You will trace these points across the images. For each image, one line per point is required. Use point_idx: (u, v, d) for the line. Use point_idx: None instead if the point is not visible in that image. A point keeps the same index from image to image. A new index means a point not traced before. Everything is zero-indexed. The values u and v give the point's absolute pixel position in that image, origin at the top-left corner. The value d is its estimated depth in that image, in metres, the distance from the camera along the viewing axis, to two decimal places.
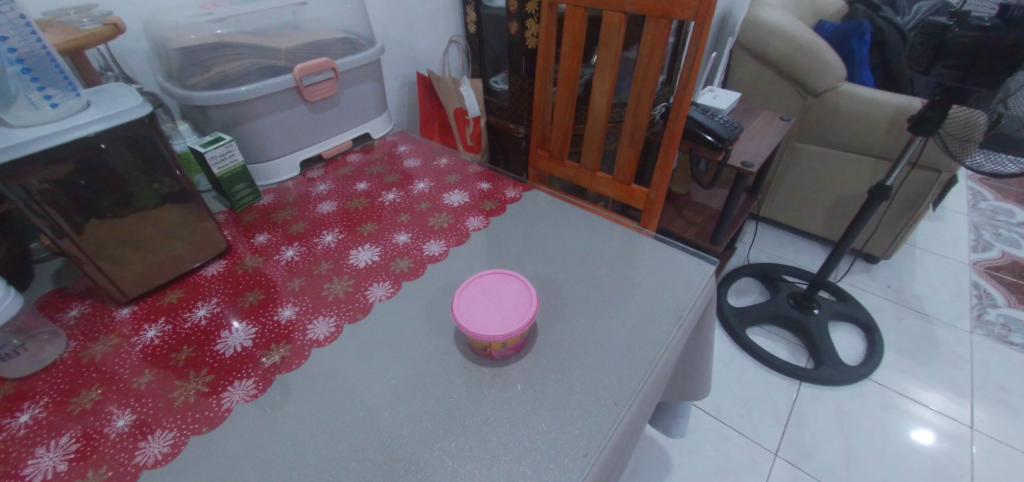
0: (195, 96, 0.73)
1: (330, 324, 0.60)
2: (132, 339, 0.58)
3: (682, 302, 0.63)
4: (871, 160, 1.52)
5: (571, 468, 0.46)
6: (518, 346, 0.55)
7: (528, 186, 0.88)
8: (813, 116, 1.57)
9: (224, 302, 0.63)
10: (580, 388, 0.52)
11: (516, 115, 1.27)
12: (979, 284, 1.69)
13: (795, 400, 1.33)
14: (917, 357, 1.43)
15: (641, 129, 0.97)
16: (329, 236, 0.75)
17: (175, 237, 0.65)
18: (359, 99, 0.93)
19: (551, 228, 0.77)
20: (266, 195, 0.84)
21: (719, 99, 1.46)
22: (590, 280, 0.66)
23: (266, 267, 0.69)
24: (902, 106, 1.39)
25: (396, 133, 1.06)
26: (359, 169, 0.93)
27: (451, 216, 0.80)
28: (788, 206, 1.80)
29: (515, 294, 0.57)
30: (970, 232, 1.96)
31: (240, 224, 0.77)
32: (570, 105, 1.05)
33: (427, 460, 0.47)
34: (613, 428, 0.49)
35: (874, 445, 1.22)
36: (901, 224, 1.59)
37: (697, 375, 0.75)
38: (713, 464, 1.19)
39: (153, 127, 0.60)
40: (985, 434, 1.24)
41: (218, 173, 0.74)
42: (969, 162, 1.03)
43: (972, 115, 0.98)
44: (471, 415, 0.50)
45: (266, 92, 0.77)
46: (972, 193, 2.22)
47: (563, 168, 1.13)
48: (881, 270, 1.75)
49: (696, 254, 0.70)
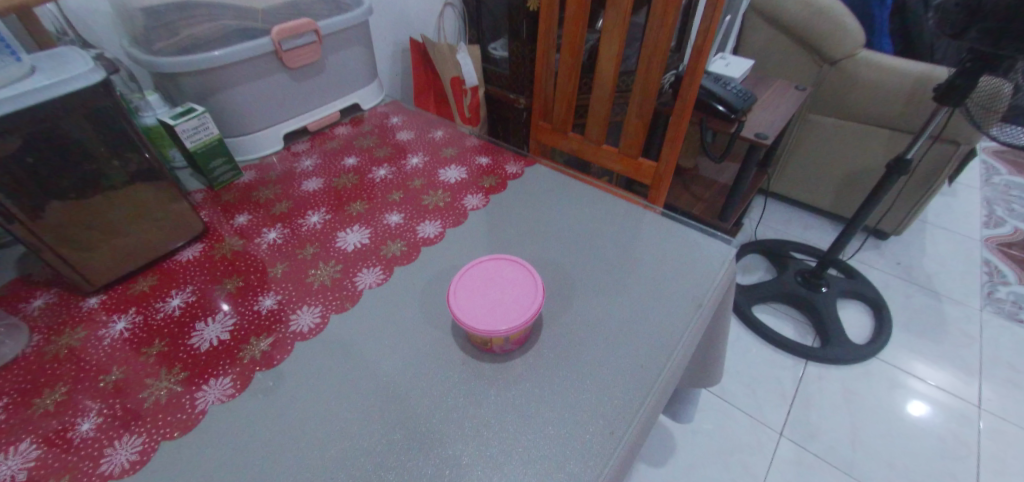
0: (160, 61, 0.65)
1: (315, 314, 0.55)
2: (100, 332, 0.53)
3: (700, 288, 0.58)
4: (887, 133, 1.45)
5: (581, 475, 0.42)
6: (522, 340, 0.51)
7: (531, 160, 0.82)
8: (828, 85, 1.50)
9: (201, 290, 0.58)
10: (590, 387, 0.48)
11: (517, 84, 1.20)
12: (990, 261, 1.65)
13: (801, 379, 1.31)
14: (926, 336, 1.40)
15: (651, 99, 0.90)
16: (315, 216, 0.69)
17: (146, 218, 0.59)
18: (346, 66, 0.86)
19: (555, 207, 0.71)
20: (247, 171, 0.78)
21: (731, 67, 1.38)
22: (598, 265, 0.61)
23: (246, 251, 0.64)
24: (923, 75, 1.32)
25: (388, 104, 0.99)
26: (347, 143, 0.87)
27: (447, 194, 0.74)
28: (796, 181, 1.74)
29: (519, 284, 0.51)
30: (982, 207, 1.91)
31: (220, 204, 0.72)
32: (574, 74, 0.98)
33: (421, 469, 0.42)
34: (629, 429, 0.44)
35: (880, 424, 1.20)
36: (916, 199, 1.53)
37: (708, 362, 0.72)
38: (716, 444, 1.17)
39: (108, 95, 0.53)
40: (992, 413, 1.22)
41: (190, 148, 0.68)
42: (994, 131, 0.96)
43: (999, 86, 0.89)
44: (470, 416, 0.46)
45: (242, 57, 0.69)
46: (985, 167, 2.15)
47: (567, 141, 1.07)
48: (891, 247, 1.70)
49: (713, 235, 0.65)
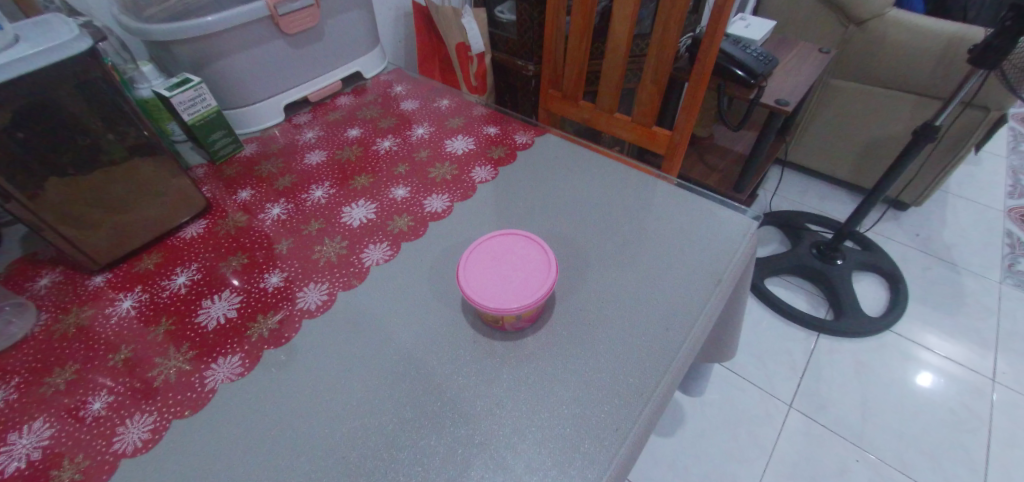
0: (152, 29, 0.62)
1: (322, 292, 0.53)
2: (107, 310, 0.53)
3: (719, 263, 0.55)
4: (914, 98, 1.38)
5: (595, 456, 0.41)
6: (534, 317, 0.49)
7: (541, 129, 0.79)
8: (853, 48, 1.42)
9: (207, 267, 0.57)
10: (604, 366, 0.46)
11: (525, 49, 1.14)
12: (1013, 232, 1.60)
13: (812, 352, 1.29)
14: (942, 308, 1.37)
15: (667, 64, 0.86)
16: (319, 191, 0.67)
17: (147, 194, 0.58)
18: (347, 31, 0.81)
19: (567, 179, 0.68)
20: (248, 144, 0.76)
21: (751, 29, 1.31)
22: (612, 239, 0.59)
23: (250, 227, 0.62)
24: (956, 36, 1.24)
25: (391, 72, 0.95)
26: (350, 113, 0.84)
27: (454, 167, 0.71)
28: (814, 150, 1.68)
29: (532, 260, 0.49)
30: (1008, 176, 1.84)
31: (222, 179, 0.70)
32: (586, 38, 0.92)
33: (432, 449, 0.42)
34: (644, 409, 0.43)
35: (892, 397, 1.19)
36: (941, 168, 1.46)
37: (723, 337, 0.70)
38: (725, 415, 1.18)
39: (96, 64, 0.51)
40: (1007, 386, 1.20)
41: (188, 121, 0.65)
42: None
43: None
44: (480, 396, 0.45)
45: (236, 23, 0.66)
46: (1013, 134, 2.06)
47: (578, 109, 1.03)
48: (911, 218, 1.66)
49: (732, 207, 0.62)
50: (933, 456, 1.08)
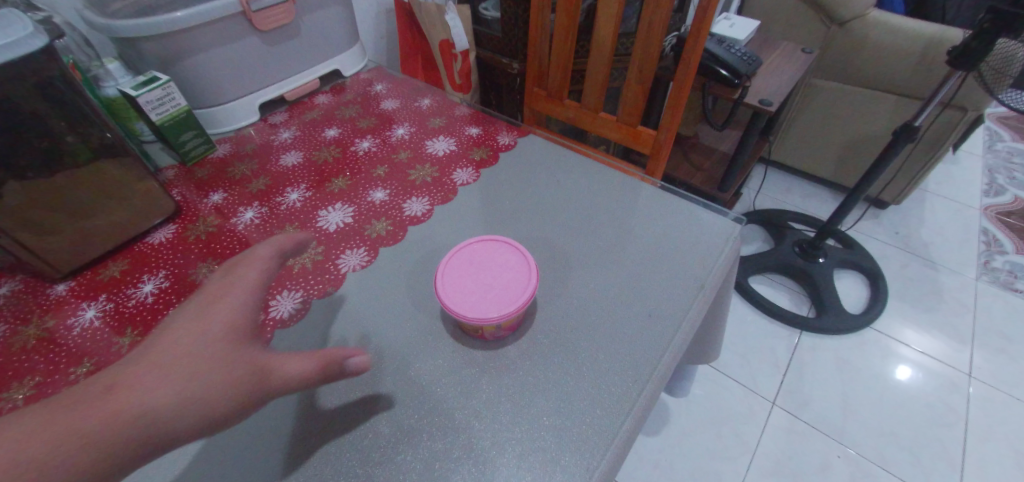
0: (117, 24, 0.60)
1: (296, 300, 0.52)
2: (69, 322, 0.51)
3: (702, 268, 0.55)
4: (894, 98, 1.40)
5: (576, 469, 0.40)
6: (514, 326, 0.48)
7: (525, 130, 0.78)
8: (835, 48, 1.44)
9: (176, 274, 0.55)
10: (587, 375, 0.45)
11: (509, 47, 1.13)
12: (988, 230, 1.64)
13: (795, 349, 1.31)
14: (921, 305, 1.40)
15: (652, 63, 0.85)
16: (294, 194, 0.65)
17: (112, 199, 0.55)
18: (325, 28, 0.79)
19: (550, 182, 0.67)
20: (221, 145, 0.74)
21: (735, 29, 1.31)
22: (595, 243, 0.58)
23: (223, 232, 0.60)
24: (935, 37, 1.26)
25: (372, 70, 0.93)
26: (328, 113, 0.81)
27: (435, 169, 0.70)
28: (797, 150, 1.69)
29: (512, 267, 0.48)
30: (983, 175, 1.88)
31: (193, 181, 0.68)
32: (570, 37, 0.91)
33: (408, 464, 0.40)
34: (625, 419, 0.42)
35: (872, 392, 1.21)
36: (920, 167, 1.49)
37: (706, 339, 0.70)
38: (710, 414, 1.18)
39: (53, 63, 0.48)
40: (982, 380, 1.23)
41: (156, 121, 0.63)
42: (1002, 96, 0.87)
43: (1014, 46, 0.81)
44: (459, 407, 0.44)
45: (207, 19, 0.63)
46: (989, 133, 2.11)
47: (563, 109, 1.02)
48: (890, 216, 1.68)
49: (715, 210, 0.62)
50: (913, 450, 1.10)
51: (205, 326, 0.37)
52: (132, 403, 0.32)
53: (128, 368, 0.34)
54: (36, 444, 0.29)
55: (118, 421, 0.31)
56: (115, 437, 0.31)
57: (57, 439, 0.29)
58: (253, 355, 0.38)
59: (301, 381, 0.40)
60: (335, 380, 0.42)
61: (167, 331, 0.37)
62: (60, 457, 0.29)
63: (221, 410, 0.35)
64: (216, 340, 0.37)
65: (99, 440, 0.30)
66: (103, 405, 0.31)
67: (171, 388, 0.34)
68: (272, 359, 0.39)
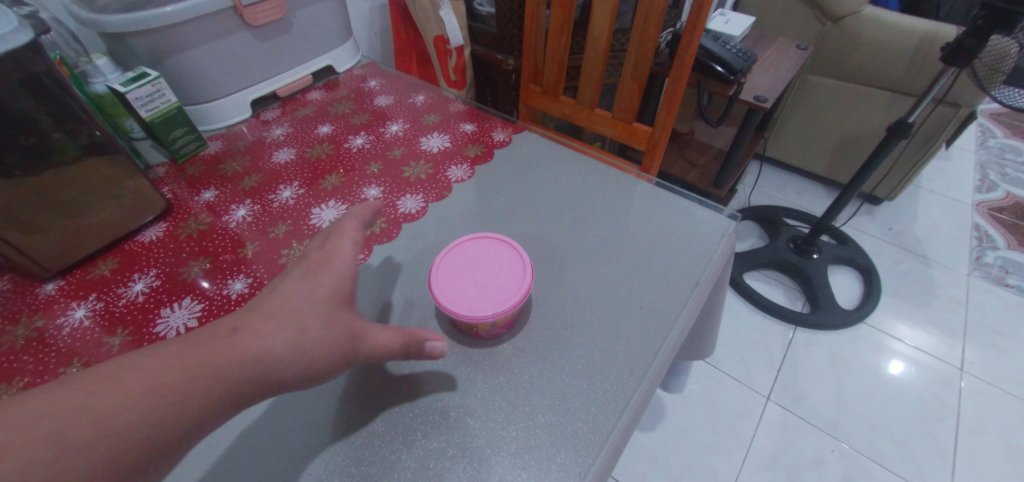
0: (105, 19, 0.59)
1: None
2: (58, 321, 0.50)
3: (698, 265, 0.55)
4: (887, 95, 1.40)
5: (571, 467, 0.39)
6: (509, 324, 0.48)
7: (520, 127, 0.77)
8: (829, 44, 1.44)
9: (167, 273, 0.54)
10: (581, 372, 0.45)
11: (504, 43, 1.12)
12: (980, 225, 1.65)
13: (789, 344, 1.32)
14: (914, 300, 1.41)
15: (647, 60, 0.85)
16: (287, 191, 0.65)
17: (101, 197, 0.54)
18: (317, 23, 0.78)
19: (545, 179, 0.67)
20: (213, 142, 0.73)
21: (730, 25, 1.31)
22: (590, 240, 0.58)
23: (214, 230, 0.60)
24: (929, 34, 1.26)
25: (365, 65, 0.93)
26: (321, 109, 0.81)
27: (430, 165, 0.69)
28: (792, 146, 1.70)
29: (506, 264, 0.48)
30: (975, 171, 1.89)
31: (184, 178, 0.67)
32: (565, 34, 0.91)
33: (402, 463, 0.40)
34: (620, 417, 0.42)
35: (866, 387, 1.21)
36: (913, 163, 1.50)
37: (701, 336, 0.70)
38: (706, 409, 1.19)
39: (39, 59, 0.47)
40: (973, 375, 1.24)
41: (146, 117, 0.62)
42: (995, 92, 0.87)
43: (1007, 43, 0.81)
44: (454, 405, 0.43)
45: (197, 14, 0.63)
46: (981, 130, 2.12)
47: (558, 105, 1.02)
48: (884, 212, 1.69)
49: (710, 207, 0.62)
50: (905, 444, 1.11)
51: (312, 288, 0.39)
52: (249, 349, 0.34)
53: (245, 316, 0.36)
54: (172, 378, 0.31)
55: (239, 364, 0.33)
56: (242, 380, 0.33)
57: (189, 376, 0.31)
58: (348, 322, 0.38)
59: (393, 353, 0.40)
60: (415, 359, 0.41)
61: (276, 286, 0.39)
62: (192, 392, 0.31)
63: (325, 367, 0.37)
64: (318, 299, 0.38)
65: (225, 379, 0.32)
66: (225, 349, 0.33)
67: (282, 340, 0.35)
68: (367, 327, 0.39)
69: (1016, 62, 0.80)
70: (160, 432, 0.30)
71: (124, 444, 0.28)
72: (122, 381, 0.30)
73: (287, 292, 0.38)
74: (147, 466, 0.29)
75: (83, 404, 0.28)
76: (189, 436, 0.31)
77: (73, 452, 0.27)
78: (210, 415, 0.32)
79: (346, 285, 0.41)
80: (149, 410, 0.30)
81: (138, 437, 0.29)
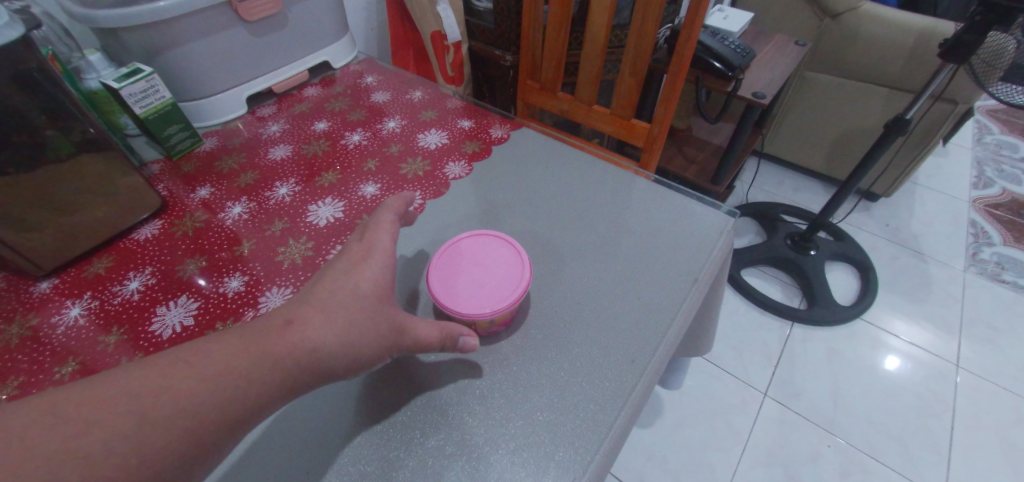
0: (98, 14, 0.58)
1: (286, 296, 0.51)
2: (53, 320, 0.49)
3: (696, 261, 0.55)
4: (885, 91, 1.40)
5: (570, 464, 0.39)
6: (507, 321, 0.48)
7: (518, 123, 0.77)
8: (827, 40, 1.44)
9: (162, 271, 0.54)
10: (580, 370, 0.45)
11: (502, 39, 1.12)
12: (976, 221, 1.66)
13: (786, 340, 1.32)
14: (910, 297, 1.41)
15: (645, 56, 0.84)
16: (283, 188, 0.64)
17: (95, 194, 0.54)
18: (313, 18, 0.78)
19: (543, 176, 0.67)
20: (208, 138, 0.72)
21: (729, 21, 1.31)
22: (588, 237, 0.58)
23: (210, 227, 0.59)
24: (926, 30, 1.26)
25: (362, 61, 0.92)
26: (318, 105, 0.80)
27: (427, 162, 0.69)
28: (790, 143, 1.70)
29: (504, 261, 0.48)
30: (972, 167, 1.90)
31: (179, 175, 0.66)
32: (564, 29, 0.90)
33: (401, 461, 0.40)
34: (619, 413, 0.42)
35: (862, 382, 1.22)
36: (909, 160, 1.51)
37: (700, 332, 0.70)
38: (703, 405, 1.19)
39: (31, 54, 0.47)
40: (968, 370, 1.25)
41: (141, 114, 0.61)
42: (992, 89, 0.87)
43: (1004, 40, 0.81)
44: (453, 403, 0.43)
45: (192, 9, 0.62)
46: (978, 126, 2.13)
47: (556, 101, 1.01)
48: (881, 209, 1.70)
49: (709, 203, 0.61)
50: (900, 439, 1.12)
51: (361, 277, 0.39)
52: (301, 341, 0.35)
53: (298, 307, 0.36)
54: (230, 367, 0.32)
55: (291, 355, 0.34)
56: (297, 368, 0.34)
57: (245, 366, 0.32)
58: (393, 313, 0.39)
59: (432, 345, 0.41)
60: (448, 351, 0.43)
61: (322, 276, 0.40)
62: (253, 380, 0.32)
63: (371, 357, 0.38)
64: (364, 291, 0.39)
65: (278, 370, 0.33)
66: (278, 341, 0.34)
67: (331, 332, 0.36)
68: (409, 317, 0.40)
69: (1014, 59, 0.80)
70: (218, 419, 0.31)
71: (186, 430, 0.29)
72: (183, 370, 0.31)
73: (333, 281, 0.39)
74: (205, 453, 0.30)
75: (148, 391, 0.29)
76: (245, 424, 0.32)
77: (138, 439, 0.28)
78: (264, 404, 0.33)
79: (387, 276, 0.41)
80: (209, 399, 0.31)
81: (198, 424, 0.30)
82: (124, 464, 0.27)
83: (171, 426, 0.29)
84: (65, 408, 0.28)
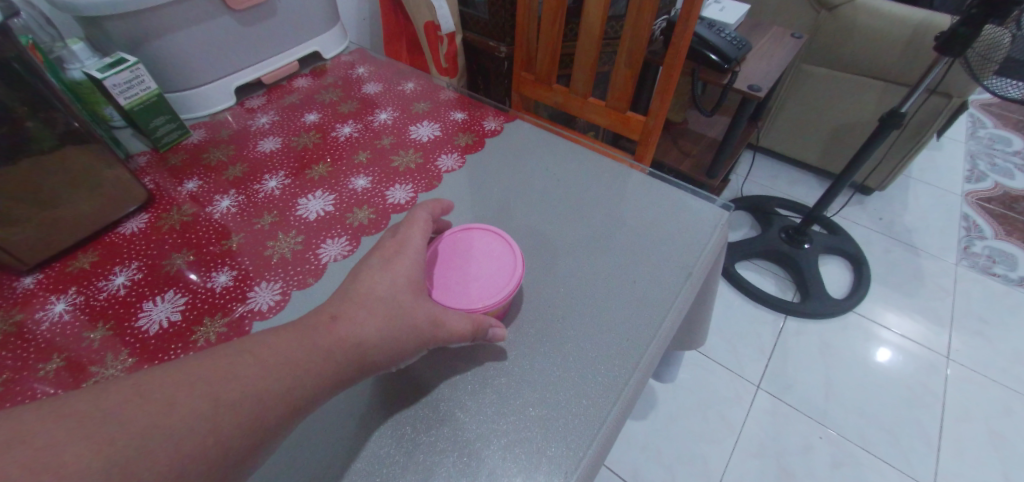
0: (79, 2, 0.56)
1: (274, 291, 0.50)
2: (37, 316, 0.49)
3: (690, 256, 0.54)
4: (881, 85, 1.40)
5: (561, 461, 0.39)
6: (500, 316, 0.47)
7: (511, 116, 0.76)
8: (823, 33, 1.43)
9: (149, 266, 0.53)
10: (572, 365, 0.45)
11: (496, 30, 1.10)
12: (969, 215, 1.67)
13: (779, 333, 1.33)
14: (903, 290, 1.42)
15: (641, 47, 0.83)
16: (272, 181, 0.63)
17: (80, 187, 0.52)
18: (303, 7, 0.76)
19: (537, 169, 0.66)
20: (196, 131, 0.71)
21: (725, 13, 1.30)
22: (582, 232, 0.57)
23: (198, 221, 0.58)
24: (923, 23, 1.26)
25: (354, 52, 0.90)
26: (308, 96, 0.79)
27: (419, 155, 0.68)
28: (785, 136, 1.70)
29: (496, 256, 0.48)
30: (965, 161, 1.90)
31: (166, 168, 0.65)
32: (559, 20, 0.89)
33: (393, 458, 0.40)
34: (611, 409, 0.42)
35: (854, 375, 1.23)
36: (902, 154, 1.51)
37: (694, 326, 0.70)
38: (696, 398, 1.20)
39: (8, 43, 0.45)
40: (958, 362, 1.26)
41: (125, 104, 0.60)
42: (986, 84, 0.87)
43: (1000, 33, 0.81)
44: (444, 399, 0.43)
45: None
46: (971, 120, 2.13)
47: (551, 94, 1.00)
48: (874, 202, 1.70)
49: (703, 197, 0.61)
50: (890, 430, 1.13)
51: (397, 270, 0.40)
52: (348, 336, 0.35)
53: (340, 303, 0.37)
54: (290, 361, 0.33)
55: (340, 348, 0.35)
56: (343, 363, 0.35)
57: (303, 361, 0.33)
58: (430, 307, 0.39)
59: (465, 336, 0.40)
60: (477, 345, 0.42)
61: (357, 273, 0.39)
62: (309, 369, 0.33)
63: (407, 350, 0.37)
64: (401, 286, 0.39)
65: (331, 363, 0.34)
66: (327, 334, 0.35)
67: (373, 326, 0.36)
68: (443, 310, 0.39)
69: (1007, 52, 0.80)
70: (283, 401, 0.32)
71: (248, 419, 0.30)
72: (241, 362, 0.32)
73: (371, 276, 0.39)
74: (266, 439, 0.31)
75: (219, 377, 0.31)
76: (299, 414, 0.33)
77: (212, 420, 0.29)
78: (316, 394, 0.33)
79: (418, 272, 0.41)
80: (268, 389, 0.32)
81: (258, 414, 0.31)
82: (196, 450, 0.28)
83: (235, 417, 0.30)
84: (145, 391, 0.29)
